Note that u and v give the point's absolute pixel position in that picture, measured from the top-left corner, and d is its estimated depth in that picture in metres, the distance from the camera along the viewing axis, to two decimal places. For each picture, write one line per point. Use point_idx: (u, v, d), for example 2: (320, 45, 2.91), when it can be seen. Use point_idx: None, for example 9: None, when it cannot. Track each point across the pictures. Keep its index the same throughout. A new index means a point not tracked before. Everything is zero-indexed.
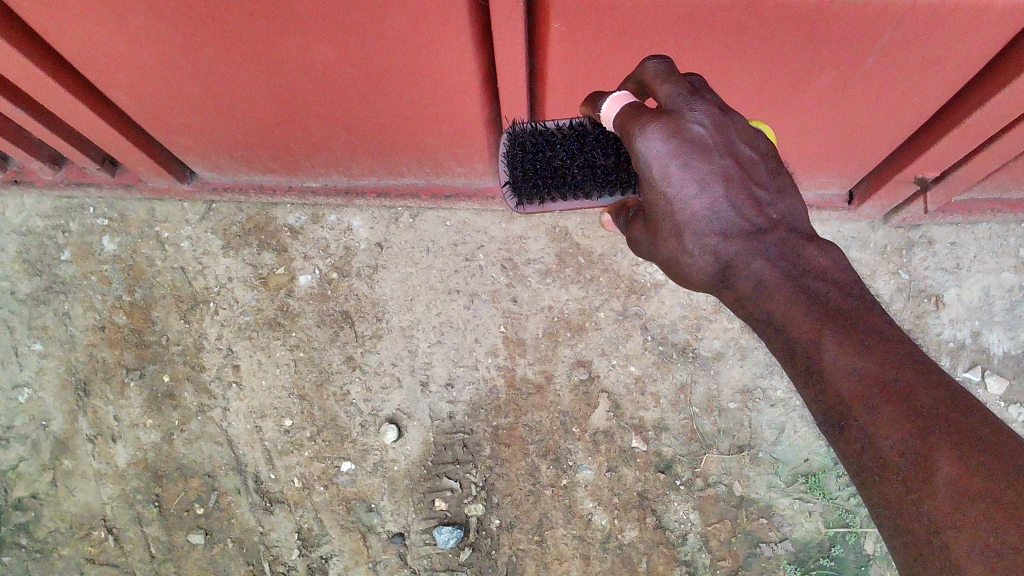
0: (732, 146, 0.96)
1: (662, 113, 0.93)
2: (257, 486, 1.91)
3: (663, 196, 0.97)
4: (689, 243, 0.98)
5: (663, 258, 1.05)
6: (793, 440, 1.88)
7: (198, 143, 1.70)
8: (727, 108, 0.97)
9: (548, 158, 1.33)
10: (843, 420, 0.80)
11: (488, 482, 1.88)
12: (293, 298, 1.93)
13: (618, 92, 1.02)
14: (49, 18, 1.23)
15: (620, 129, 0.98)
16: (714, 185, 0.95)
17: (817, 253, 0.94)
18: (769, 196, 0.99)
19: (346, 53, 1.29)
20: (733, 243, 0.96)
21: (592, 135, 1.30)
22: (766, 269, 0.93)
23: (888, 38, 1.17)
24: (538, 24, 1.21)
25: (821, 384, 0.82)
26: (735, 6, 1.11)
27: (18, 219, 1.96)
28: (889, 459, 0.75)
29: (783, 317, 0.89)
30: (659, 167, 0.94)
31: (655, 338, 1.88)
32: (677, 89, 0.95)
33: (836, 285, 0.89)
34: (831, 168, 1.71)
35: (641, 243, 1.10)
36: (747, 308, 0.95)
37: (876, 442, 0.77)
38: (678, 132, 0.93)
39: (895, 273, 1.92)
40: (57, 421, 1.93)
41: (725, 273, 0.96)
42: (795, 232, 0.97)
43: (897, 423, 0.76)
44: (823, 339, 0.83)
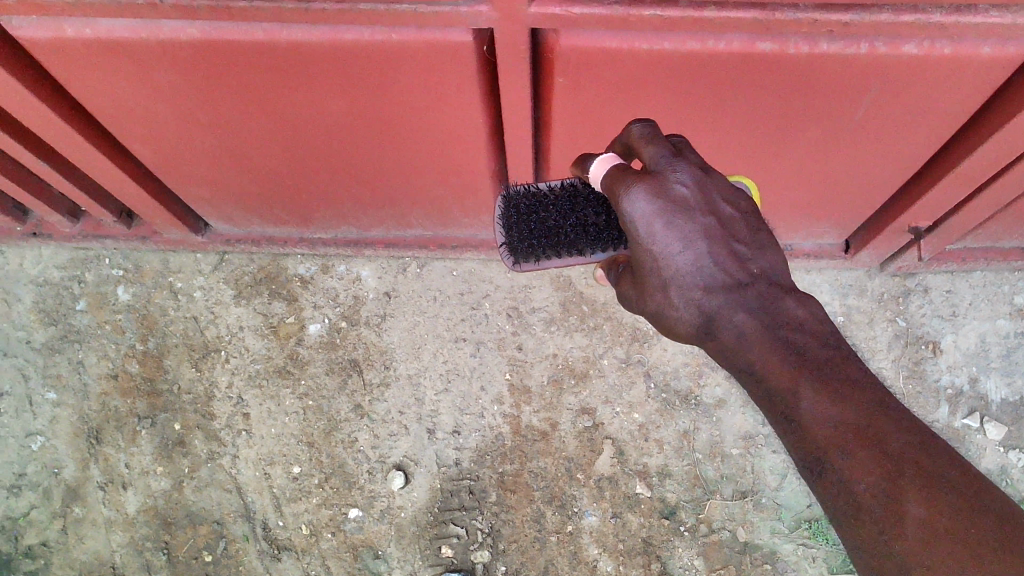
0: (714, 204, 1.00)
1: (647, 174, 0.98)
2: (265, 533, 1.92)
3: (648, 253, 1.01)
4: (675, 298, 1.02)
5: (650, 313, 1.08)
6: (795, 485, 1.88)
7: (214, 195, 1.76)
8: (709, 169, 1.01)
9: (542, 219, 1.31)
10: (821, 465, 0.88)
11: (494, 528, 1.88)
12: (303, 346, 1.98)
13: (605, 154, 1.06)
14: (78, 76, 1.29)
15: (607, 190, 1.03)
16: (698, 242, 0.99)
17: (793, 305, 1.00)
18: (751, 251, 1.02)
19: (359, 109, 1.36)
20: (715, 296, 1.00)
21: (584, 195, 1.30)
22: (747, 321, 0.98)
23: (875, 93, 1.24)
24: (543, 81, 1.27)
25: (799, 431, 0.91)
26: (729, 64, 1.17)
27: (36, 270, 2.04)
28: (863, 500, 0.85)
29: (762, 366, 0.96)
30: (645, 226, 0.98)
31: (659, 385, 1.92)
32: (660, 151, 1.00)
33: (812, 336, 0.96)
34: (826, 217, 1.77)
35: (629, 299, 1.13)
36: (729, 357, 1.01)
37: (851, 485, 0.86)
38: (662, 192, 0.97)
39: (893, 320, 1.96)
40: (69, 468, 1.95)
41: (709, 325, 1.01)
42: (775, 284, 1.01)
43: (869, 466, 0.85)
44: (800, 387, 0.91)
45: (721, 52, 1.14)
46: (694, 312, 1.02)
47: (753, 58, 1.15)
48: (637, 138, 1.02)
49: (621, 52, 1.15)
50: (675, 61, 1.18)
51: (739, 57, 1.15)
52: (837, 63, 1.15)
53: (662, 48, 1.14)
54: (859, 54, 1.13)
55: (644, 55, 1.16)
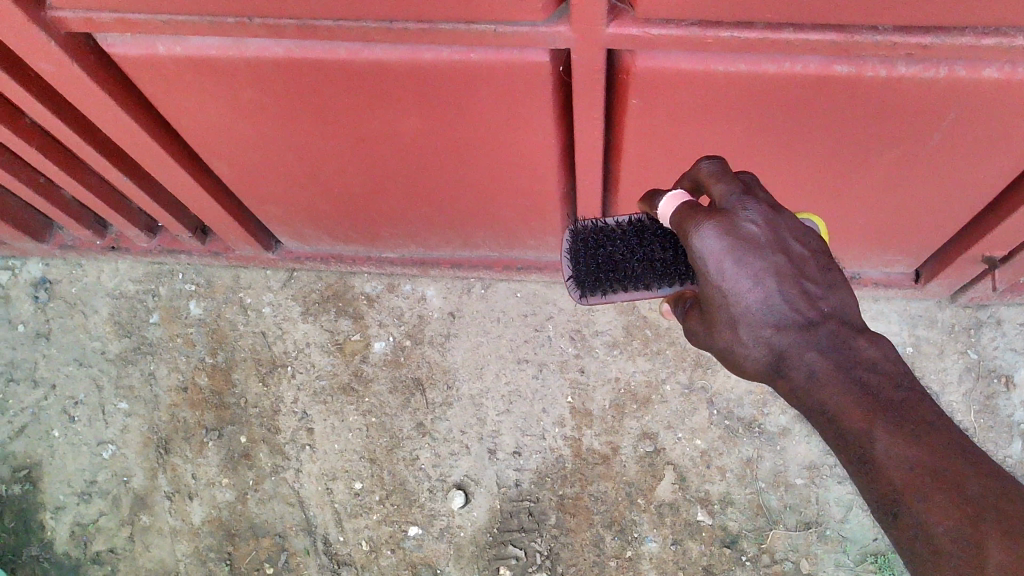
0: (784, 243, 0.98)
1: (716, 212, 0.97)
2: (326, 548, 1.94)
3: (717, 289, 0.99)
4: (745, 335, 1.01)
5: (718, 349, 1.07)
6: (861, 518, 1.84)
7: (286, 213, 1.80)
8: (780, 207, 0.99)
9: (609, 252, 1.27)
10: (897, 506, 0.85)
11: (553, 551, 1.88)
12: (367, 364, 2.00)
13: (675, 192, 1.06)
14: (163, 91, 1.33)
15: (677, 227, 1.02)
16: (768, 280, 0.97)
17: (866, 345, 0.97)
18: (822, 290, 1.00)
19: (432, 129, 1.38)
20: (786, 334, 0.98)
21: (652, 230, 1.27)
22: (818, 360, 0.96)
23: (953, 118, 1.22)
24: (616, 102, 1.28)
25: (873, 472, 0.87)
26: (805, 86, 1.17)
27: (112, 283, 2.11)
28: (942, 545, 0.81)
29: (835, 406, 0.93)
30: (714, 264, 0.97)
31: (722, 413, 1.91)
32: (729, 189, 0.99)
33: (887, 378, 0.94)
34: (896, 246, 1.74)
35: (697, 333, 1.12)
36: (801, 399, 0.98)
37: (928, 529, 0.82)
38: (731, 230, 0.96)
39: (964, 353, 1.91)
40: (137, 477, 2.00)
41: (779, 363, 0.99)
42: (846, 324, 1.00)
43: (947, 509, 0.82)
44: (875, 428, 0.89)
45: (797, 74, 1.14)
46: (764, 349, 1.00)
47: (830, 79, 1.15)
48: (705, 175, 1.01)
49: (697, 73, 1.16)
50: (749, 84, 1.18)
51: (815, 80, 1.15)
52: (915, 86, 1.14)
53: (738, 70, 1.14)
54: (938, 78, 1.12)
55: (720, 77, 1.17)
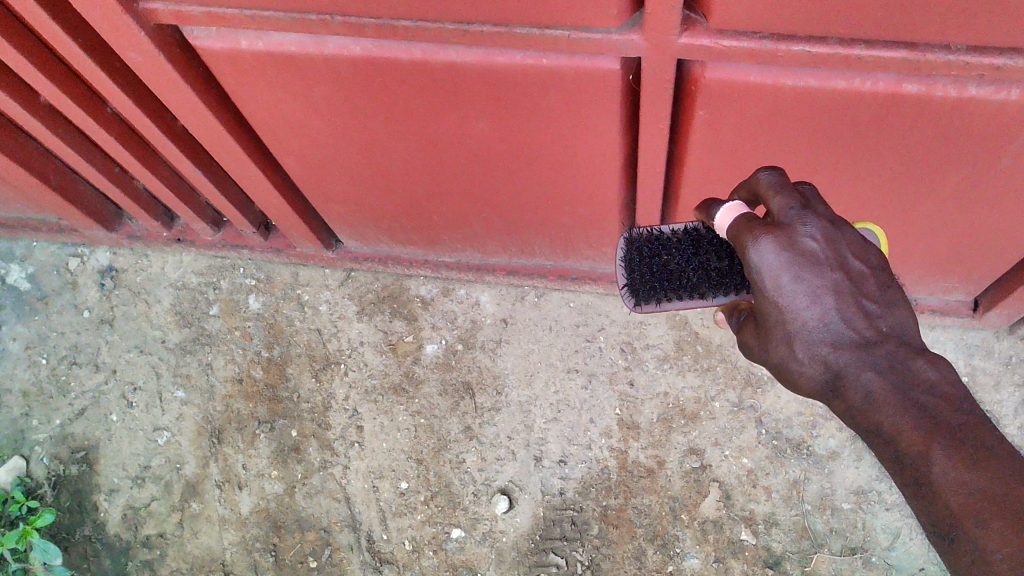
0: (843, 260, 0.97)
1: (774, 227, 0.96)
2: (369, 544, 1.95)
3: (774, 304, 0.98)
4: (799, 352, 0.99)
5: (772, 364, 1.04)
6: (908, 547, 1.82)
7: (350, 212, 1.84)
8: (839, 222, 0.98)
9: (664, 261, 1.29)
10: (953, 531, 0.86)
11: (594, 562, 1.88)
12: (419, 365, 2.03)
13: (731, 203, 1.05)
14: (241, 85, 1.38)
15: (732, 239, 1.02)
16: (825, 298, 0.96)
17: (924, 366, 0.94)
18: (880, 308, 0.99)
19: (499, 132, 1.41)
20: (843, 353, 0.96)
21: (707, 239, 1.27)
22: (876, 380, 0.94)
23: (1022, 142, 1.22)
24: (683, 113, 1.30)
25: (930, 496, 0.87)
26: (873, 104, 1.17)
27: (175, 274, 2.17)
28: (1000, 572, 0.82)
29: (891, 428, 0.92)
30: (771, 279, 0.96)
31: (770, 432, 1.90)
32: (789, 203, 0.98)
33: (945, 400, 0.91)
34: (956, 273, 1.73)
35: (748, 345, 1.11)
36: (857, 419, 0.96)
37: (986, 554, 0.83)
38: (790, 246, 0.95)
39: (1020, 385, 1.88)
40: (190, 465, 2.05)
41: (836, 383, 0.97)
42: (905, 344, 0.97)
43: (1006, 537, 0.83)
44: (933, 452, 0.88)
45: (866, 91, 1.15)
46: (820, 367, 0.98)
47: (899, 98, 1.15)
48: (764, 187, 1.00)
49: (765, 86, 1.17)
50: (817, 100, 1.19)
51: (884, 97, 1.15)
52: (985, 107, 1.14)
53: (807, 84, 1.15)
54: (1010, 100, 1.12)
55: (788, 91, 1.18)
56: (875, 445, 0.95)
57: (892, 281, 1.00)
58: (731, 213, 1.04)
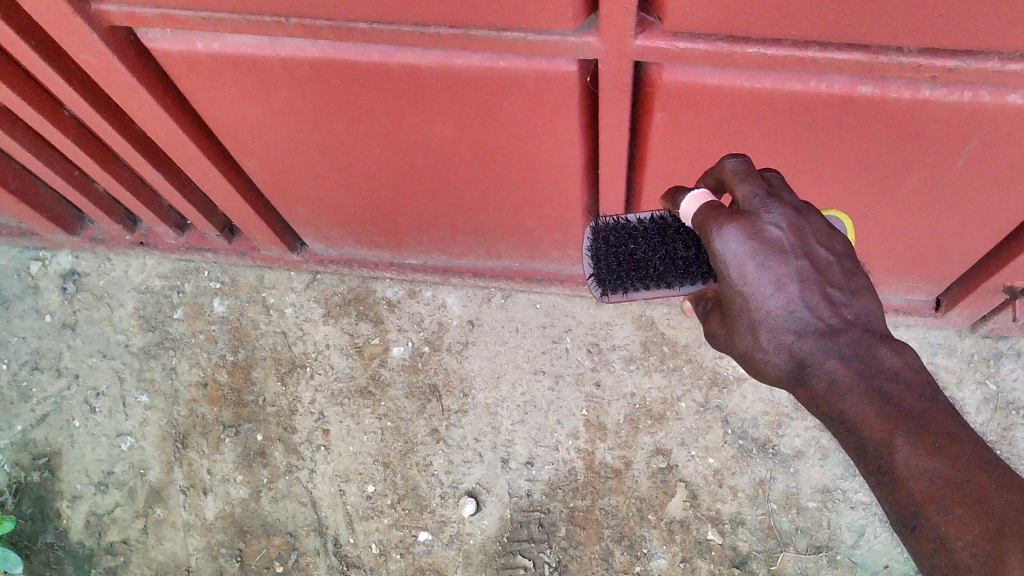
0: (809, 247, 0.97)
1: (739, 215, 0.97)
2: (336, 549, 1.94)
3: (739, 295, 0.99)
4: (765, 341, 1.00)
5: (739, 354, 1.06)
6: (872, 545, 1.83)
7: (314, 215, 1.82)
8: (805, 209, 0.99)
9: (631, 250, 1.28)
10: (915, 519, 0.85)
11: (561, 563, 1.88)
12: (385, 368, 2.02)
13: (699, 191, 1.06)
14: (199, 87, 1.36)
15: (699, 228, 1.02)
16: (790, 286, 0.97)
17: (889, 354, 0.95)
18: (845, 296, 0.99)
19: (462, 134, 1.40)
20: (807, 340, 0.97)
21: (673, 228, 1.26)
22: (839, 368, 0.95)
23: (978, 143, 1.23)
24: (641, 115, 1.30)
25: (894, 484, 0.87)
26: (830, 106, 1.18)
27: (139, 278, 2.15)
28: (962, 560, 0.81)
29: (854, 416, 0.92)
30: (736, 267, 0.97)
31: (736, 432, 1.91)
32: (754, 190, 0.98)
33: (908, 388, 0.91)
34: (917, 272, 1.74)
35: (716, 336, 1.11)
36: (822, 408, 0.96)
37: (948, 543, 0.82)
38: (754, 234, 0.96)
39: (982, 383, 1.90)
40: (154, 470, 2.03)
41: (801, 372, 0.98)
42: (870, 333, 0.98)
43: (969, 524, 0.82)
44: (895, 440, 0.87)
45: (822, 92, 1.15)
46: (785, 357, 0.99)
47: (855, 99, 1.16)
48: (729, 175, 1.00)
49: (723, 88, 1.18)
50: (773, 101, 1.19)
51: (840, 99, 1.16)
52: (939, 108, 1.15)
53: (763, 86, 1.16)
54: (963, 102, 1.13)
55: (746, 93, 1.18)
56: (839, 433, 0.95)
57: (857, 267, 1.00)
58: (697, 201, 1.05)
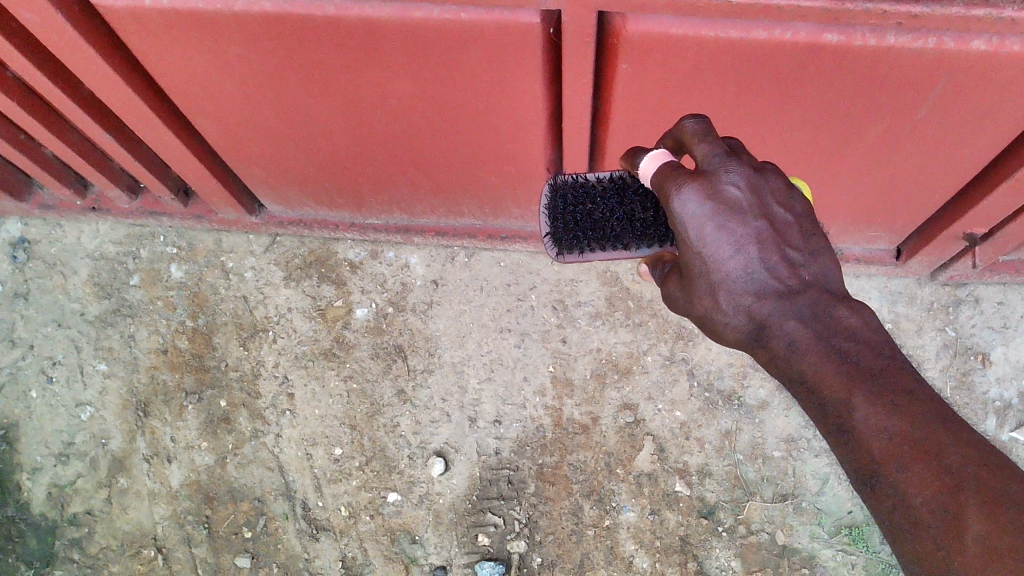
0: (767, 207, 0.96)
1: (698, 173, 0.94)
2: (304, 513, 1.94)
3: (698, 256, 0.98)
4: (724, 303, 0.99)
5: (697, 316, 1.05)
6: (837, 491, 1.86)
7: (272, 176, 1.78)
8: (764, 168, 0.97)
9: (588, 210, 1.26)
10: (875, 477, 0.85)
11: (531, 519, 1.89)
12: (349, 330, 1.99)
13: (657, 151, 1.04)
14: (149, 45, 1.32)
15: (657, 188, 1.00)
16: (749, 247, 0.96)
17: (846, 313, 0.95)
18: (804, 257, 0.99)
19: (422, 89, 1.37)
20: (767, 302, 0.96)
21: (632, 189, 1.25)
22: (798, 329, 0.95)
23: (940, 91, 1.23)
24: (606, 67, 1.28)
25: (853, 442, 0.87)
26: (795, 54, 1.17)
27: (92, 244, 2.08)
28: (922, 517, 0.81)
29: (814, 376, 0.92)
30: (694, 228, 0.95)
31: (702, 384, 1.92)
32: (713, 149, 0.96)
33: (866, 345, 0.92)
34: (879, 222, 1.75)
35: (673, 298, 1.10)
36: (782, 368, 0.97)
37: (908, 500, 0.82)
38: (712, 195, 0.94)
39: (942, 330, 1.93)
40: (115, 439, 1.99)
41: (760, 332, 0.98)
42: (826, 294, 0.97)
43: (927, 481, 0.82)
44: (854, 398, 0.87)
45: (788, 41, 1.14)
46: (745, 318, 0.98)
47: (821, 47, 1.14)
48: (688, 133, 0.98)
49: (687, 38, 1.16)
50: (738, 50, 1.18)
51: (806, 47, 1.15)
52: (903, 56, 1.14)
53: (728, 35, 1.14)
54: (928, 47, 1.12)
55: (711, 42, 1.16)
56: (800, 394, 0.95)
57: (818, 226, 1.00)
58: (654, 160, 1.03)
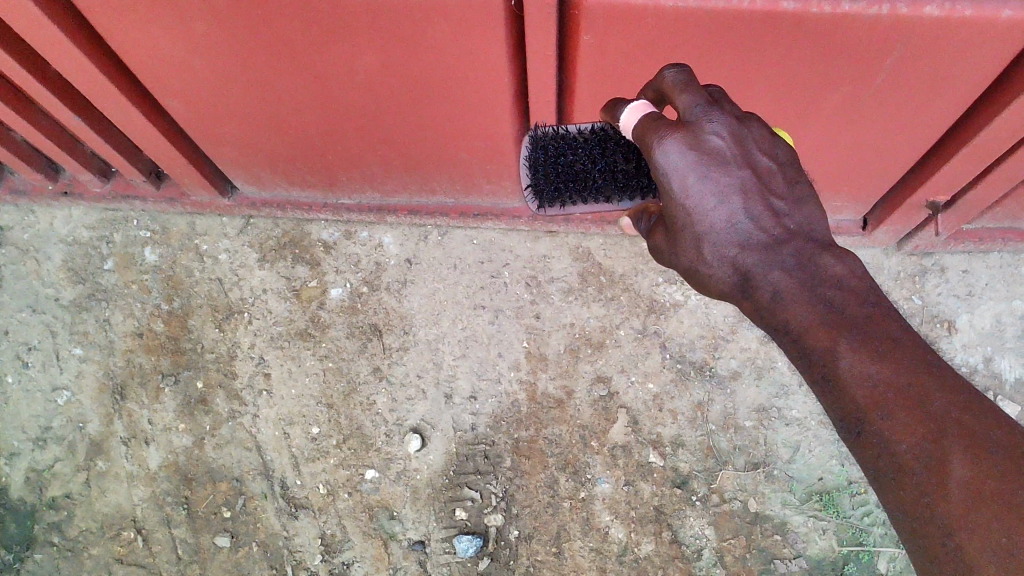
0: (749, 156, 0.98)
1: (679, 124, 0.96)
2: (283, 491, 1.95)
3: (681, 208, 0.99)
4: (708, 255, 1.01)
5: (682, 269, 1.07)
6: (807, 459, 1.91)
7: (243, 156, 1.78)
8: (744, 117, 0.99)
9: (570, 162, 1.28)
10: (859, 425, 0.87)
11: (508, 493, 1.92)
12: (324, 310, 2.01)
13: (636, 103, 1.04)
14: (115, 24, 1.32)
15: (638, 140, 1.01)
16: (732, 197, 0.98)
17: (831, 261, 0.97)
18: (787, 206, 1.01)
19: (388, 64, 1.38)
20: (751, 253, 0.99)
21: (614, 140, 1.26)
22: (783, 278, 0.97)
23: (896, 56, 1.25)
24: (568, 39, 1.30)
25: (836, 390, 0.89)
26: (753, 23, 1.19)
27: (65, 229, 2.07)
28: (905, 462, 0.83)
29: (798, 325, 0.94)
30: (678, 179, 0.97)
31: (674, 356, 1.95)
32: (694, 100, 0.97)
33: (851, 293, 0.94)
34: (845, 193, 1.77)
35: (659, 250, 1.10)
36: (765, 317, 0.99)
37: (892, 446, 0.84)
38: (695, 145, 0.95)
39: (908, 298, 1.95)
40: (93, 423, 2.00)
41: (744, 284, 1.00)
42: (812, 241, 1.00)
43: (910, 426, 0.83)
44: (838, 346, 0.89)
45: (745, 9, 1.16)
46: (729, 269, 1.01)
47: (778, 16, 1.17)
48: (669, 85, 1.00)
49: (647, 8, 1.18)
50: (697, 20, 1.20)
51: (763, 15, 1.17)
52: (859, 22, 1.17)
53: (688, 4, 1.16)
54: (882, 14, 1.15)
55: (670, 12, 1.18)
56: (783, 344, 0.97)
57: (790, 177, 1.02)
58: (637, 112, 1.03)
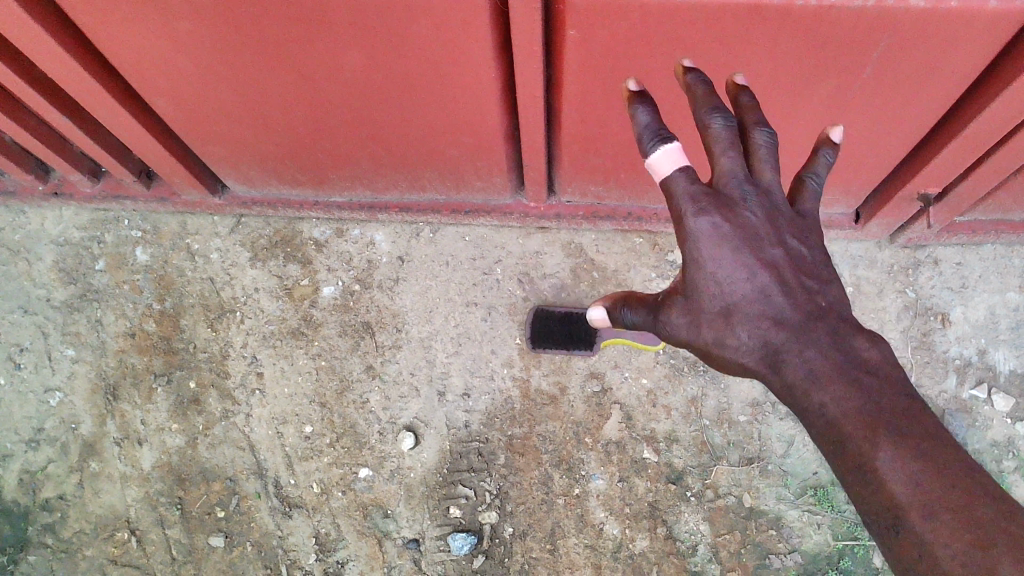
0: (781, 237, 1.00)
1: (714, 195, 0.98)
2: (277, 490, 1.95)
3: (708, 279, 1.00)
4: (736, 335, 0.99)
5: (702, 350, 1.03)
6: (802, 453, 1.90)
7: (233, 155, 1.77)
8: (779, 193, 1.00)
9: None
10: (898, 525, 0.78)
11: (502, 490, 1.92)
12: (316, 308, 2.00)
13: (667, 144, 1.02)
14: (99, 24, 1.31)
15: (666, 190, 1.01)
16: (761, 271, 0.98)
17: (866, 345, 0.93)
18: (818, 286, 1.00)
19: (375, 61, 1.37)
20: (782, 331, 0.96)
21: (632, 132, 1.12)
22: (819, 363, 0.92)
23: (884, 48, 1.24)
24: (554, 34, 1.29)
25: (874, 484, 0.80)
26: (737, 17, 1.19)
27: (56, 230, 2.06)
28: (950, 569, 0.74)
29: (835, 413, 0.87)
30: (707, 250, 0.98)
31: (667, 352, 1.94)
32: (734, 170, 0.98)
33: (885, 380, 0.89)
34: (836, 188, 1.76)
35: (673, 324, 1.05)
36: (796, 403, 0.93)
37: (934, 550, 0.75)
38: (729, 220, 0.98)
39: (902, 292, 1.94)
40: (86, 424, 1.99)
41: (771, 371, 0.97)
42: (843, 322, 0.97)
43: (956, 533, 0.75)
44: (879, 438, 0.82)
45: (729, 3, 1.15)
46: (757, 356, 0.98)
47: (762, 10, 1.16)
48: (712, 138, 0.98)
49: (632, 3, 1.17)
50: (682, 14, 1.19)
51: (748, 9, 1.16)
52: (845, 15, 1.16)
53: None
54: (867, 6, 1.14)
55: (655, 6, 1.18)
56: (816, 436, 0.90)
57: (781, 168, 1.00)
58: (670, 157, 0.99)
